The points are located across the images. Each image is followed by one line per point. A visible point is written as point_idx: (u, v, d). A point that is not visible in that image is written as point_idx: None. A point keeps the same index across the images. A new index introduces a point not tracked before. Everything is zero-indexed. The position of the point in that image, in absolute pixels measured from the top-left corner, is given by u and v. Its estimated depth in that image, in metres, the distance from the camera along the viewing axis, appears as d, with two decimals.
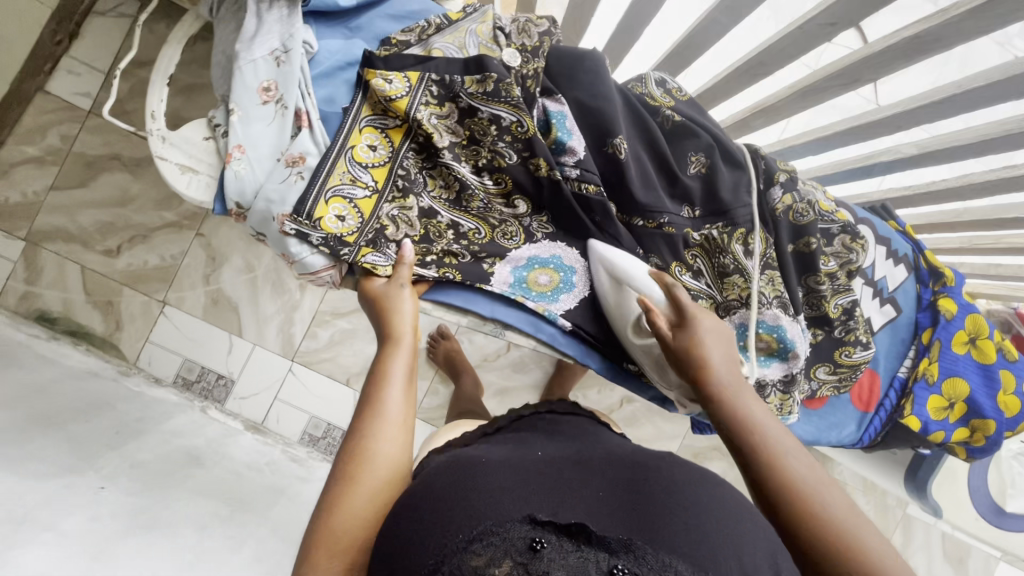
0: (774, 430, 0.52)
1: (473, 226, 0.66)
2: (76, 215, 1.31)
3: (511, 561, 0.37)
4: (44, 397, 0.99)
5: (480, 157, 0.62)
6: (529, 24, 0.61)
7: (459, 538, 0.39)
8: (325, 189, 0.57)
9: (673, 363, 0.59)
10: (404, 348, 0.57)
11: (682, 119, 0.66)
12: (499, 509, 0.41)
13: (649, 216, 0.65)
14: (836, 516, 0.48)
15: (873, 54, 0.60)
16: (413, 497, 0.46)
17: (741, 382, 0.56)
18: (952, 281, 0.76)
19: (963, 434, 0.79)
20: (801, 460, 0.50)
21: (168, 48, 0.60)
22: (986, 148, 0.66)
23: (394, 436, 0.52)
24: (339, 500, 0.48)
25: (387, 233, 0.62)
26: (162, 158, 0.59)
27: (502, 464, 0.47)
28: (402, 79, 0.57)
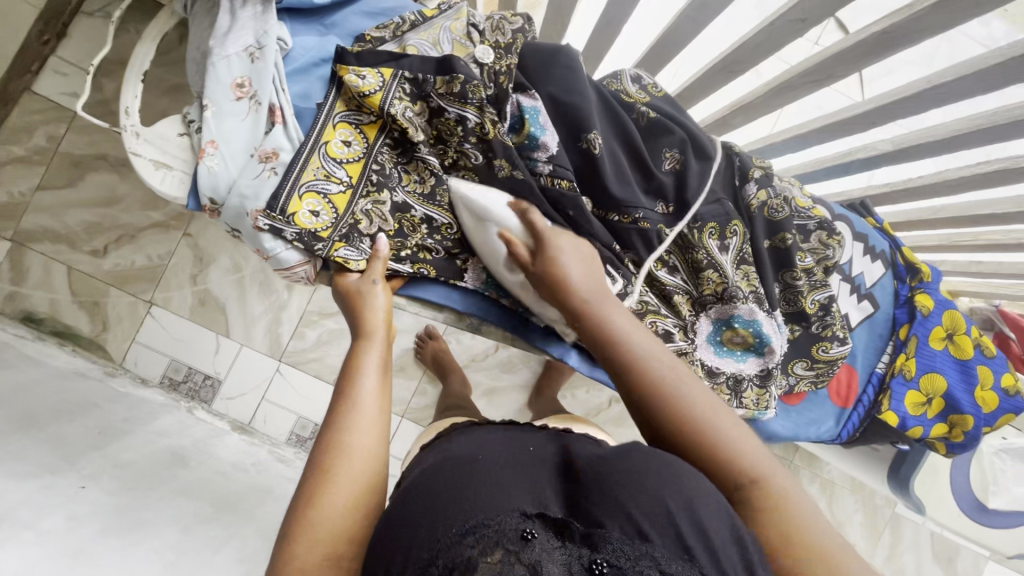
0: (626, 330, 0.55)
1: (446, 220, 0.66)
2: (63, 215, 1.30)
3: (501, 551, 0.36)
4: (27, 396, 0.99)
5: (447, 156, 0.64)
6: (502, 22, 0.62)
7: (452, 531, 0.38)
8: (298, 185, 0.58)
9: (543, 289, 0.60)
10: (376, 341, 0.58)
11: (656, 115, 0.66)
12: (490, 500, 0.40)
13: (623, 211, 0.65)
14: (693, 402, 0.50)
15: (843, 50, 0.61)
16: (402, 497, 0.45)
17: (600, 292, 0.58)
18: (929, 276, 0.76)
19: (941, 430, 0.79)
20: (658, 365, 0.52)
21: (142, 45, 0.60)
22: (956, 144, 0.67)
23: (371, 427, 0.52)
24: (319, 493, 0.47)
25: (360, 228, 0.62)
26: (136, 154, 0.59)
27: (490, 458, 0.46)
28: (375, 74, 0.57)
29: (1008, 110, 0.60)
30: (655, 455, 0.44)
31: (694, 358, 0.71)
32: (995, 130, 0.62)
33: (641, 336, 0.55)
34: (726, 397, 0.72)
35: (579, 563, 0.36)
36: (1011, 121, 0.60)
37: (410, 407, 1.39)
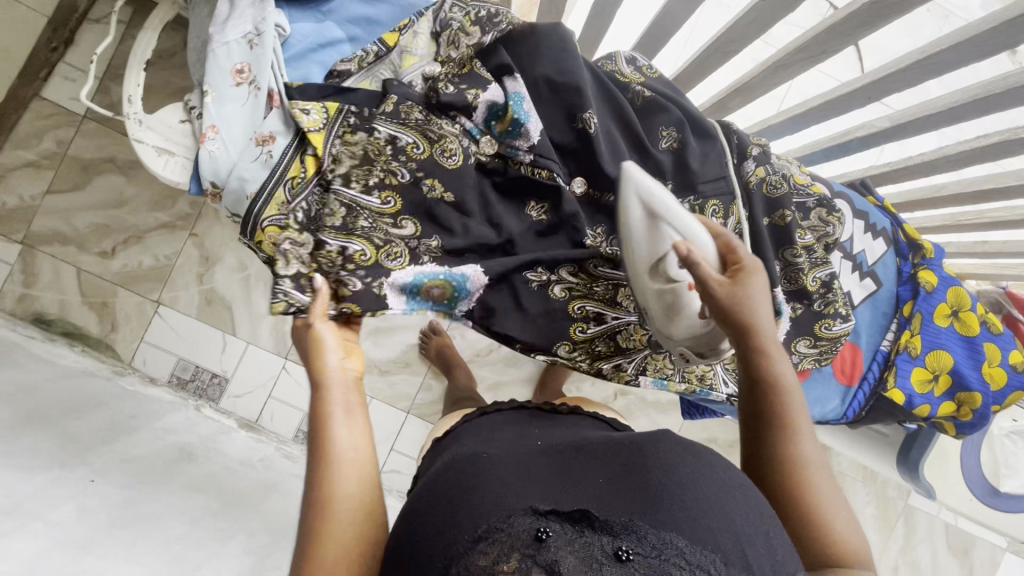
0: (795, 399, 0.54)
1: (360, 246, 0.61)
2: (72, 217, 1.33)
3: (518, 556, 0.35)
4: (36, 394, 1.00)
5: (371, 176, 0.61)
6: (459, 35, 0.61)
7: (465, 538, 0.37)
8: (261, 220, 0.59)
9: (718, 316, 0.55)
10: (333, 385, 0.56)
11: (652, 95, 0.67)
12: (502, 504, 0.39)
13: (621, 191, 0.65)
14: (823, 491, 0.51)
15: (836, 23, 0.60)
16: (418, 508, 0.44)
17: (777, 342, 0.56)
18: (932, 253, 0.76)
19: (950, 408, 0.78)
20: (810, 439, 0.53)
21: (143, 34, 0.62)
22: (951, 117, 0.66)
23: (349, 470, 0.50)
24: (312, 558, 0.46)
25: (277, 268, 0.58)
26: (139, 141, 0.60)
27: (497, 459, 0.45)
28: (319, 111, 0.58)
29: (1004, 78, 0.59)
30: (679, 449, 0.44)
31: (631, 333, 0.72)
32: (993, 100, 0.61)
33: (801, 405, 0.55)
34: (668, 369, 0.75)
35: (601, 554, 0.35)
36: (1009, 89, 0.59)
37: (414, 403, 1.39)
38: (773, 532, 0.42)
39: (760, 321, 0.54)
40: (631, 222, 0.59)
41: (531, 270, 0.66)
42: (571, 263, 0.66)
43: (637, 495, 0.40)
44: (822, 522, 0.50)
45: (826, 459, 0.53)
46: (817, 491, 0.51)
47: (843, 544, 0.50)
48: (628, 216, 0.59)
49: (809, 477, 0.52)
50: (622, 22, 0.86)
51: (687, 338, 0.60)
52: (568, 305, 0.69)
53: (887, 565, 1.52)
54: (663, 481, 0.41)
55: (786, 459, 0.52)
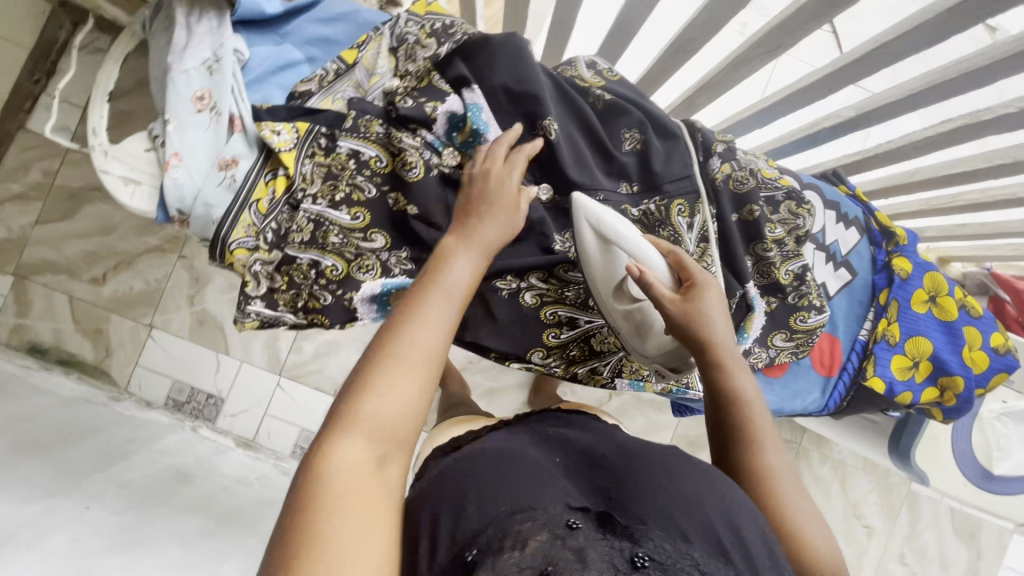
0: (761, 412, 0.55)
1: (331, 262, 0.63)
2: (62, 246, 1.34)
3: (550, 534, 0.36)
4: (32, 423, 1.01)
5: (338, 192, 0.62)
6: (416, 48, 0.62)
7: (502, 507, 0.38)
8: (228, 242, 0.60)
9: (677, 332, 0.58)
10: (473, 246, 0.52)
11: (613, 98, 0.67)
12: (538, 490, 0.40)
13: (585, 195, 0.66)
14: (797, 504, 0.51)
15: (788, 18, 0.61)
16: (448, 474, 0.44)
17: (738, 359, 0.58)
18: (904, 239, 0.76)
19: (933, 394, 0.77)
20: (775, 450, 0.53)
21: (104, 66, 0.62)
22: (912, 104, 0.66)
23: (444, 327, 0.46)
24: (378, 371, 0.42)
25: (247, 289, 0.62)
26: (105, 172, 0.61)
27: (522, 455, 0.46)
28: (290, 131, 0.60)
29: (957, 63, 0.59)
30: (685, 462, 0.47)
31: (605, 337, 0.73)
32: (949, 86, 0.61)
33: (768, 420, 0.55)
34: (644, 372, 0.76)
35: (618, 560, 0.36)
36: (963, 75, 0.59)
37: None
38: (773, 551, 0.43)
39: (714, 336, 0.57)
40: (585, 246, 0.61)
41: (499, 278, 0.67)
42: (540, 269, 0.67)
43: (660, 500, 0.41)
44: (794, 530, 0.49)
45: (794, 469, 0.53)
46: (786, 497, 0.51)
47: (814, 552, 0.48)
48: (583, 240, 0.61)
49: (775, 487, 0.51)
50: (582, 27, 0.87)
51: (660, 355, 0.66)
52: (541, 311, 0.70)
53: (892, 552, 1.52)
54: (679, 488, 0.43)
55: (752, 468, 0.52)
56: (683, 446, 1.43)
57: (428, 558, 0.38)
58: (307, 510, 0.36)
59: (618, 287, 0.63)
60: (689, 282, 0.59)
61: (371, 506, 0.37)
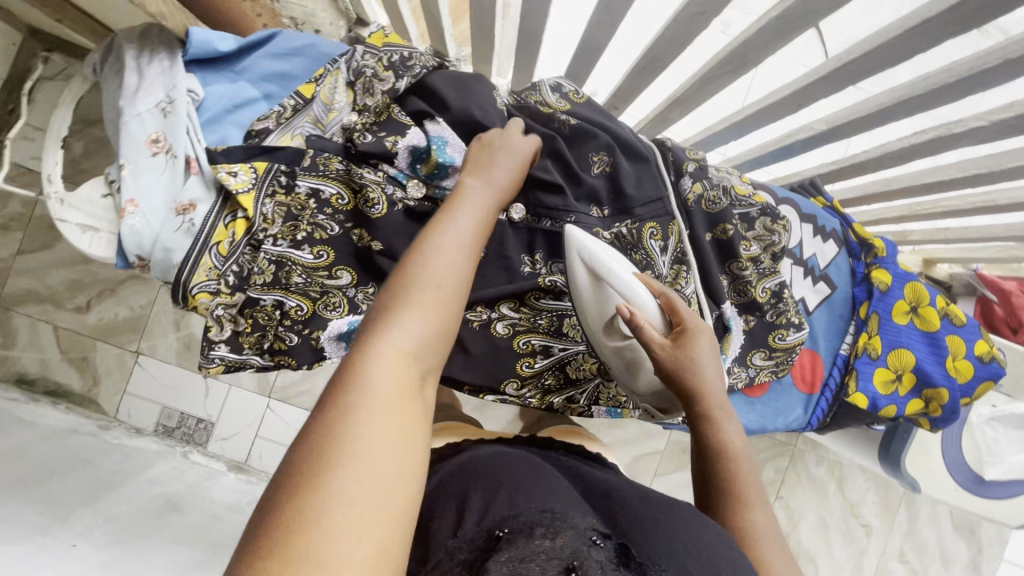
0: (748, 470, 0.54)
1: (295, 302, 0.64)
2: (45, 276, 1.33)
3: (574, 545, 0.41)
4: (23, 459, 0.98)
5: (299, 231, 0.62)
6: (373, 81, 0.62)
7: (537, 506, 0.42)
8: (189, 287, 0.59)
9: (665, 379, 0.57)
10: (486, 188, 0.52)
11: (578, 123, 0.66)
12: (571, 508, 0.44)
13: (558, 216, 0.65)
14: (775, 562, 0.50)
15: (750, 37, 0.59)
16: (477, 467, 0.49)
17: (728, 409, 0.57)
18: (883, 251, 0.75)
19: (917, 406, 0.76)
20: (761, 510, 0.52)
21: (57, 112, 0.61)
22: (883, 118, 0.64)
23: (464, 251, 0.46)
24: (403, 294, 0.42)
25: (208, 334, 0.61)
26: (62, 221, 0.59)
27: (549, 474, 0.50)
28: (247, 171, 0.58)
29: (925, 79, 0.57)
30: (696, 516, 0.48)
31: (581, 364, 0.72)
32: (916, 102, 0.59)
33: (756, 479, 0.54)
34: (622, 400, 0.75)
35: None
36: (929, 91, 0.57)
37: None
38: None
39: (703, 384, 0.56)
40: (578, 283, 0.62)
41: (470, 310, 0.66)
42: (511, 298, 0.66)
43: (675, 542, 0.44)
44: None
45: (779, 529, 0.52)
46: (767, 560, 0.49)
47: None
48: (574, 275, 0.62)
49: (757, 545, 0.50)
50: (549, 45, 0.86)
51: (651, 395, 0.66)
52: (514, 341, 0.68)
53: (892, 550, 1.51)
54: (691, 540, 0.44)
55: (735, 527, 0.51)
56: (677, 454, 1.42)
57: (452, 525, 0.42)
58: (337, 408, 0.35)
59: (610, 323, 0.63)
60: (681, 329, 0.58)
61: (400, 407, 0.36)
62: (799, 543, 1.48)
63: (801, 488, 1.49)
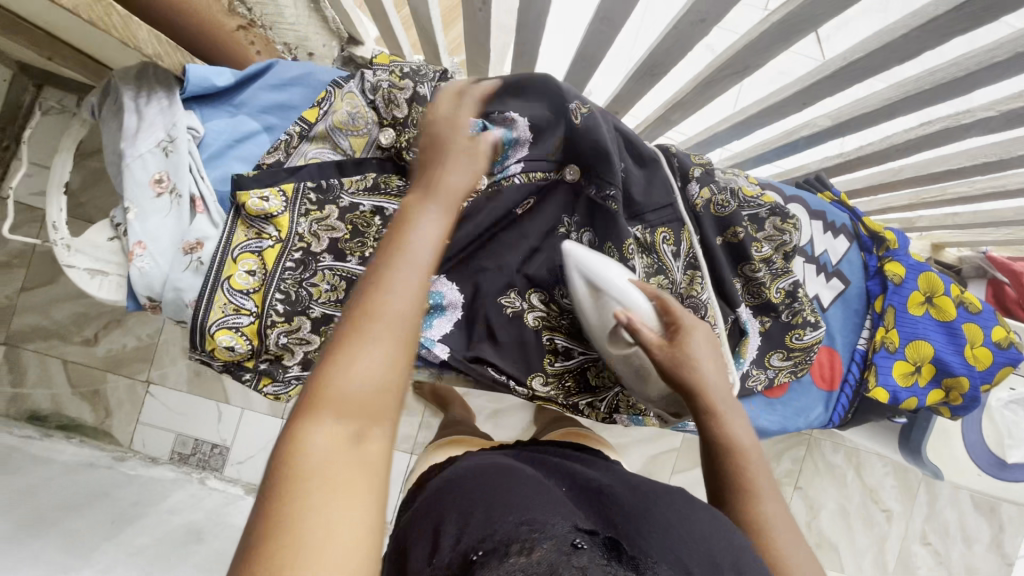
0: (757, 461, 0.53)
1: None
2: (51, 310, 1.32)
3: (556, 545, 0.37)
4: (40, 496, 0.98)
5: (365, 248, 0.63)
6: (393, 92, 0.61)
7: (513, 522, 0.40)
8: (208, 324, 0.58)
9: (664, 378, 0.56)
10: (444, 192, 0.45)
11: (586, 113, 0.62)
12: (547, 514, 0.41)
13: (601, 183, 0.63)
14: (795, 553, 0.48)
15: (752, 41, 0.59)
16: (458, 490, 0.48)
17: (732, 404, 0.55)
18: (894, 243, 0.74)
19: (938, 396, 0.75)
20: (774, 499, 0.51)
21: (58, 157, 0.60)
22: (889, 113, 0.64)
23: (414, 283, 0.39)
24: (344, 350, 0.37)
25: (283, 361, 0.63)
26: (70, 267, 0.59)
27: (532, 482, 0.48)
28: (277, 195, 0.59)
29: (931, 74, 0.57)
30: (691, 508, 0.47)
31: (602, 371, 0.71)
32: (922, 97, 0.59)
33: (765, 470, 0.53)
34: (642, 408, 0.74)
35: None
36: (937, 85, 0.57)
37: (416, 444, 1.28)
38: None
39: (705, 381, 0.55)
40: (578, 296, 0.62)
41: (504, 294, 0.66)
42: (541, 288, 0.67)
43: (671, 541, 0.42)
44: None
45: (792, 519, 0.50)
46: (782, 552, 0.47)
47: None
48: (574, 287, 0.63)
49: (772, 538, 0.48)
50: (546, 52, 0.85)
51: (661, 400, 0.65)
52: (540, 336, 0.68)
53: (913, 533, 1.51)
54: (682, 531, 0.43)
55: (746, 520, 0.49)
56: (693, 451, 1.41)
57: (430, 552, 0.41)
58: (279, 506, 0.31)
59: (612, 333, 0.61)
60: (675, 326, 0.56)
61: (349, 491, 0.33)
62: (820, 531, 1.48)
63: (819, 477, 1.48)
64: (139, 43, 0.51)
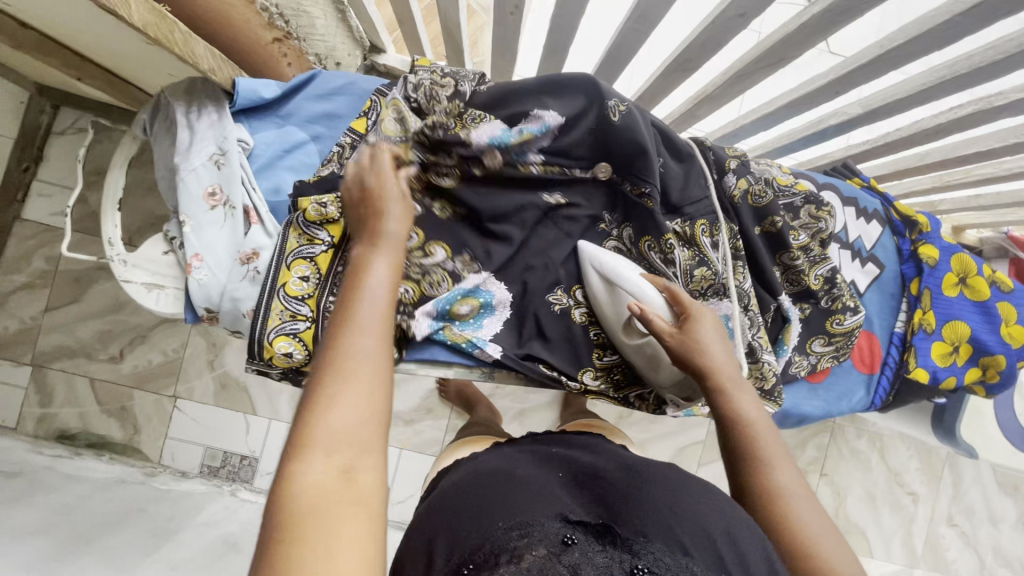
0: (766, 432, 0.53)
1: (405, 288, 0.62)
2: (75, 328, 1.27)
3: (546, 550, 0.37)
4: (79, 514, 0.97)
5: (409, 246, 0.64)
6: (434, 88, 0.61)
7: (500, 527, 0.39)
8: (266, 331, 0.58)
9: (675, 364, 0.57)
10: (387, 243, 0.49)
11: (625, 109, 0.62)
12: (534, 508, 0.41)
13: (635, 181, 0.64)
14: (811, 523, 0.49)
15: (789, 34, 0.60)
16: (448, 498, 0.47)
17: (739, 381, 0.56)
18: (927, 227, 0.76)
19: (975, 373, 0.77)
20: (787, 470, 0.51)
21: (112, 174, 0.62)
22: (924, 98, 0.65)
23: (380, 326, 0.43)
24: (326, 392, 0.39)
25: None
26: (127, 281, 0.60)
27: (520, 473, 0.47)
28: (336, 202, 0.59)
29: (969, 57, 0.58)
30: (676, 481, 0.45)
31: None
32: (961, 80, 0.60)
33: (778, 441, 0.53)
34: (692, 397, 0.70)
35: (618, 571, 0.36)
36: (976, 68, 0.58)
37: (445, 446, 1.28)
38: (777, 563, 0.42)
39: (712, 360, 0.56)
40: (594, 288, 0.65)
41: (551, 293, 0.68)
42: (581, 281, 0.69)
43: (662, 513, 0.41)
44: (809, 551, 0.47)
45: (805, 483, 0.51)
46: (791, 513, 0.49)
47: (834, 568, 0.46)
48: (590, 283, 0.66)
49: (788, 502, 0.50)
50: None
51: (672, 385, 0.65)
52: (588, 330, 0.69)
53: (939, 515, 1.52)
54: (671, 502, 0.42)
55: (758, 488, 0.51)
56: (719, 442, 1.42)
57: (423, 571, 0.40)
58: (282, 549, 0.32)
59: (626, 324, 0.63)
60: (685, 312, 0.58)
61: (356, 521, 0.34)
62: (848, 517, 1.48)
63: (844, 463, 1.49)
64: (196, 58, 0.52)
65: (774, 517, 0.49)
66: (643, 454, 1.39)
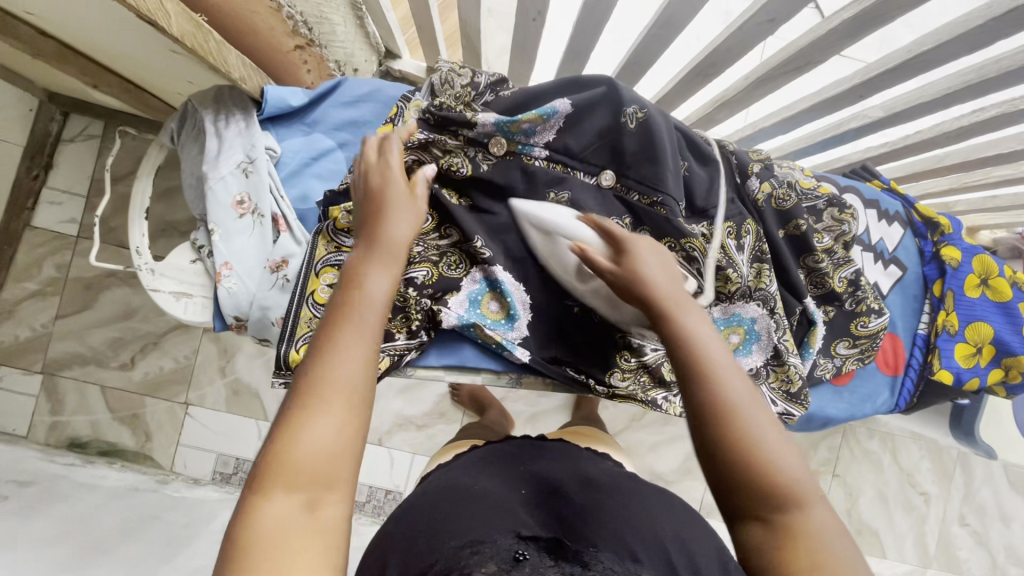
0: (711, 346, 0.48)
1: (423, 271, 0.62)
2: (86, 335, 1.26)
3: (494, 565, 0.35)
4: (93, 522, 0.96)
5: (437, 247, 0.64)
6: (451, 76, 0.61)
7: (453, 545, 0.38)
8: (294, 340, 0.55)
9: (619, 298, 0.54)
10: (383, 256, 0.49)
11: (646, 113, 0.62)
12: (490, 528, 0.40)
13: (645, 190, 0.63)
14: (761, 432, 0.44)
15: (817, 39, 0.60)
16: (405, 520, 0.45)
17: (685, 302, 0.51)
18: (950, 228, 0.77)
19: (998, 375, 0.76)
20: (739, 383, 0.46)
21: (140, 183, 0.62)
22: (949, 100, 0.65)
23: (361, 352, 0.43)
24: (300, 419, 0.40)
25: None
26: (156, 290, 0.60)
27: (485, 494, 0.47)
28: None
29: (996, 62, 0.58)
30: (628, 499, 0.47)
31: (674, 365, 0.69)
32: (986, 84, 0.60)
33: (721, 350, 0.48)
34: None
35: None
36: (1002, 73, 0.58)
37: None
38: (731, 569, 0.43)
39: (653, 287, 0.51)
40: (535, 243, 0.62)
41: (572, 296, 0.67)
42: None
43: (614, 526, 0.42)
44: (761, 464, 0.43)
45: (757, 394, 0.46)
46: (744, 431, 0.44)
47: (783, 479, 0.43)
48: (533, 240, 0.63)
49: (738, 419, 0.45)
50: None
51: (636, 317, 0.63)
52: (615, 333, 0.69)
53: (951, 514, 1.52)
54: (622, 515, 0.44)
55: (710, 405, 0.45)
56: None
57: None
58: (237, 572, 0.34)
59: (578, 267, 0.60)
60: (619, 241, 0.54)
61: (313, 554, 0.36)
62: (860, 518, 1.49)
63: (856, 463, 1.49)
64: (228, 67, 0.53)
65: (725, 436, 0.44)
66: (656, 456, 1.39)
